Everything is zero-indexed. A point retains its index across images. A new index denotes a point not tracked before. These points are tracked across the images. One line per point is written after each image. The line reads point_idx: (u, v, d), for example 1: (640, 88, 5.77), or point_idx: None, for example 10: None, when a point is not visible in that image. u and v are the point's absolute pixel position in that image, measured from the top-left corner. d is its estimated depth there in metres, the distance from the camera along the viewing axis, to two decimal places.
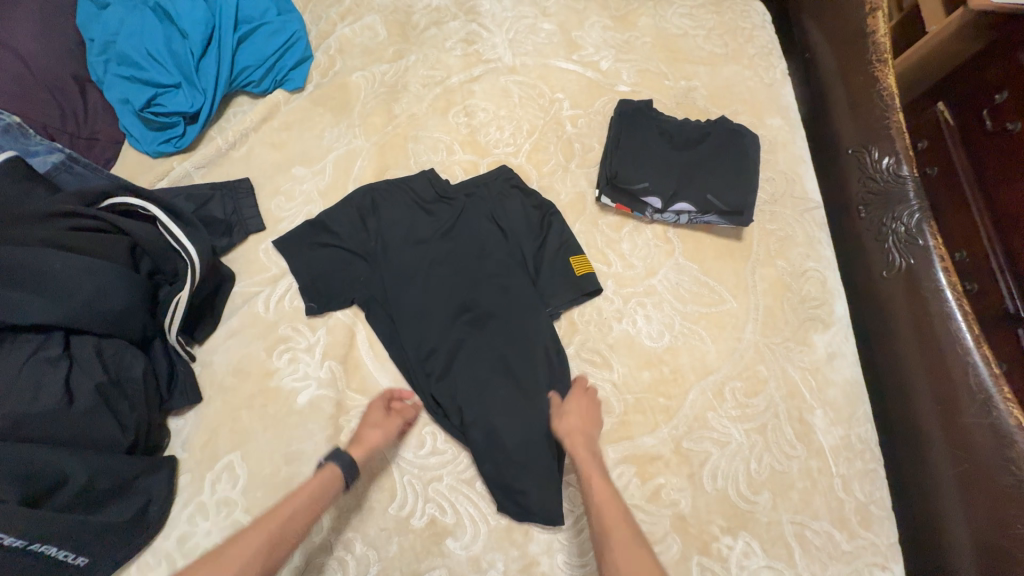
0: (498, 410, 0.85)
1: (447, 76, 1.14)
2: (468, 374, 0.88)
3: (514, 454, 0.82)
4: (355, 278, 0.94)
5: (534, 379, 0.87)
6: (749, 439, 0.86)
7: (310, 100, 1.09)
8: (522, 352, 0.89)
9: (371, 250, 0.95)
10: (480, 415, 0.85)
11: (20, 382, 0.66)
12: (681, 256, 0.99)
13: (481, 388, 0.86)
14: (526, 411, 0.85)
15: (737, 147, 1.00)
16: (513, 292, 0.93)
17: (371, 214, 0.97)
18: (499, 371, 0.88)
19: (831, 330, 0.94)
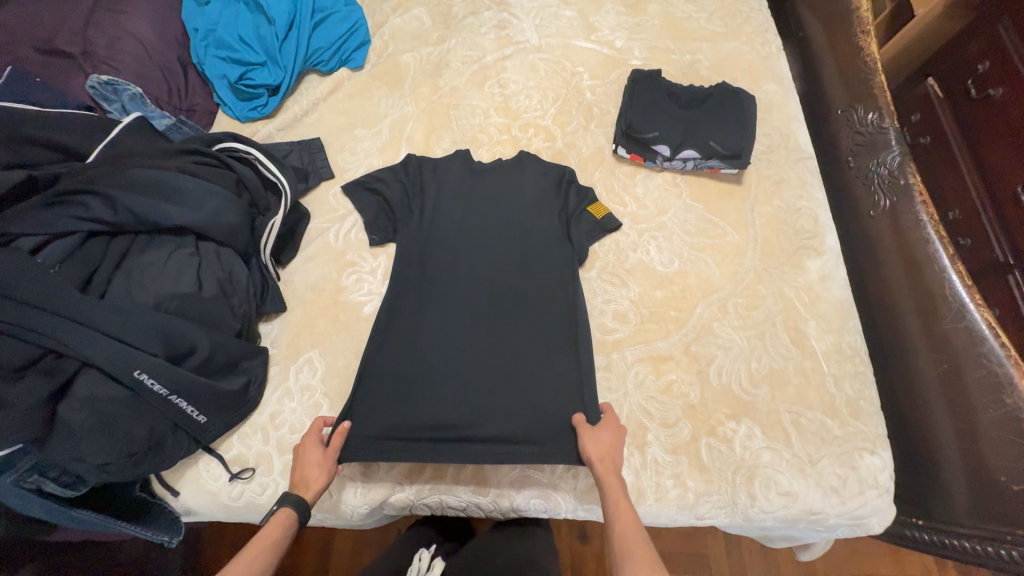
0: (527, 351, 0.97)
1: (483, 55, 1.33)
2: (498, 323, 1.00)
3: (540, 388, 0.94)
4: (399, 221, 1.09)
5: (560, 325, 0.99)
6: (750, 343, 0.99)
7: (368, 76, 1.29)
8: (549, 304, 1.01)
9: (411, 210, 1.09)
10: (511, 356, 0.97)
11: (167, 271, 0.85)
12: (688, 198, 1.14)
13: (518, 339, 0.98)
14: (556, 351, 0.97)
15: (735, 105, 1.16)
16: (541, 260, 1.05)
17: (411, 177, 1.11)
18: (527, 320, 1.00)
19: (823, 257, 1.08)
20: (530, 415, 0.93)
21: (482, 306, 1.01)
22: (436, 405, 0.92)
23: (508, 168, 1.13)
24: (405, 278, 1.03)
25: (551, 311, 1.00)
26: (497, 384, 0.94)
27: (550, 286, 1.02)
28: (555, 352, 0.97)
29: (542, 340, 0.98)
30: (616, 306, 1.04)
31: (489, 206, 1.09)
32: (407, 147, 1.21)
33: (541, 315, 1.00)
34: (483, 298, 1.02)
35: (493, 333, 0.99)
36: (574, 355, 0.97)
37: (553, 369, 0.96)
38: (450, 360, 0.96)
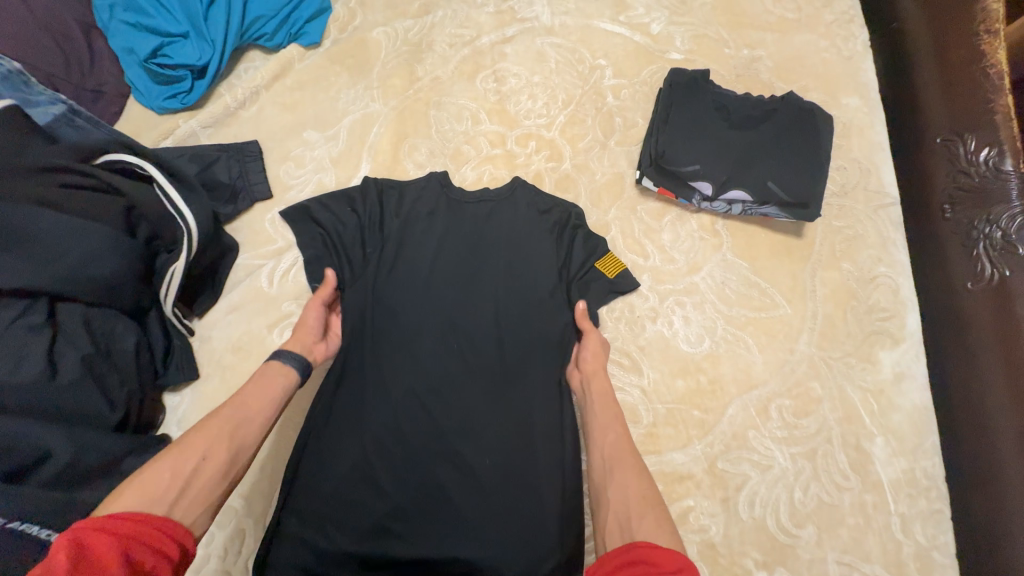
0: (507, 457, 0.76)
1: (477, 35, 1.02)
2: (472, 416, 0.77)
3: (520, 508, 0.74)
4: (337, 273, 0.80)
5: (549, 424, 0.78)
6: (795, 464, 0.75)
7: (326, 58, 1.00)
8: (538, 395, 0.78)
9: (365, 258, 0.80)
10: (487, 462, 0.75)
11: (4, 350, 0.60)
12: (729, 251, 0.87)
13: (496, 439, 0.77)
14: (543, 460, 0.76)
15: (809, 129, 0.86)
16: (533, 338, 0.80)
17: (366, 213, 0.82)
18: (509, 415, 0.78)
19: (900, 347, 0.82)
20: (507, 545, 0.72)
21: (451, 398, 0.78)
22: (387, 531, 0.73)
23: (497, 199, 0.84)
24: (354, 357, 0.79)
25: (537, 408, 0.78)
26: (466, 504, 0.74)
27: (542, 371, 0.79)
28: (538, 465, 0.76)
29: (523, 447, 0.76)
30: (624, 397, 0.80)
31: (467, 256, 0.82)
32: (370, 159, 0.94)
33: (526, 412, 0.78)
34: (453, 386, 0.78)
35: (462, 435, 0.76)
36: (560, 468, 0.76)
37: (539, 484, 0.75)
38: (407, 472, 0.75)
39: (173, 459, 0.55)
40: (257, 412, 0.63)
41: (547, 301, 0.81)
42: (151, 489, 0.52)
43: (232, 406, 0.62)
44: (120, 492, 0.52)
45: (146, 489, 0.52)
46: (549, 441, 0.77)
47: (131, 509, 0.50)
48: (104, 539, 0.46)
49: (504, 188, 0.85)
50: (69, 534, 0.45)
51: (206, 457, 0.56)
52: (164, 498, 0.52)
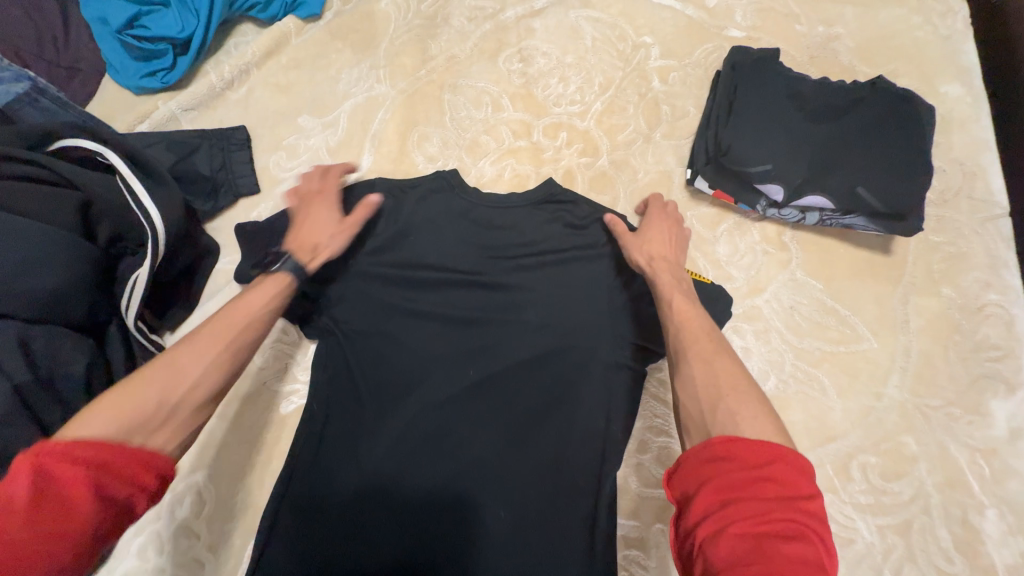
0: (529, 519, 0.61)
1: (500, 8, 0.88)
2: (489, 463, 0.63)
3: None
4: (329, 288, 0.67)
5: (585, 482, 0.62)
6: (884, 540, 0.61)
7: (326, 33, 0.86)
8: (571, 445, 0.63)
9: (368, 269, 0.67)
10: (504, 522, 0.61)
11: None
12: (800, 269, 0.72)
13: (517, 496, 0.62)
14: (574, 527, 0.61)
15: (908, 122, 0.69)
16: (563, 376, 0.65)
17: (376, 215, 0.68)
18: (535, 465, 0.63)
19: (1017, 396, 0.66)
20: None
21: (462, 447, 0.64)
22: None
23: (527, 202, 0.69)
24: (346, 392, 0.66)
25: (564, 465, 0.63)
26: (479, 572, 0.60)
27: (577, 416, 0.64)
28: (563, 536, 0.61)
29: (546, 513, 0.62)
30: (667, 443, 0.68)
31: (490, 269, 0.68)
32: (372, 150, 0.81)
33: (551, 468, 0.63)
34: (464, 431, 0.64)
35: (475, 494, 0.62)
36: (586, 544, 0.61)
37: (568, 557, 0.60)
38: (405, 539, 0.61)
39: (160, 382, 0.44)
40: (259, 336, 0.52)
41: (589, 328, 0.65)
42: (130, 412, 0.42)
43: (240, 316, 0.51)
44: (90, 410, 0.42)
45: (126, 413, 0.42)
46: (578, 508, 0.62)
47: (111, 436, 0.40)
48: (60, 479, 0.36)
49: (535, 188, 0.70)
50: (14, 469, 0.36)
51: (206, 380, 0.47)
52: (142, 429, 0.42)
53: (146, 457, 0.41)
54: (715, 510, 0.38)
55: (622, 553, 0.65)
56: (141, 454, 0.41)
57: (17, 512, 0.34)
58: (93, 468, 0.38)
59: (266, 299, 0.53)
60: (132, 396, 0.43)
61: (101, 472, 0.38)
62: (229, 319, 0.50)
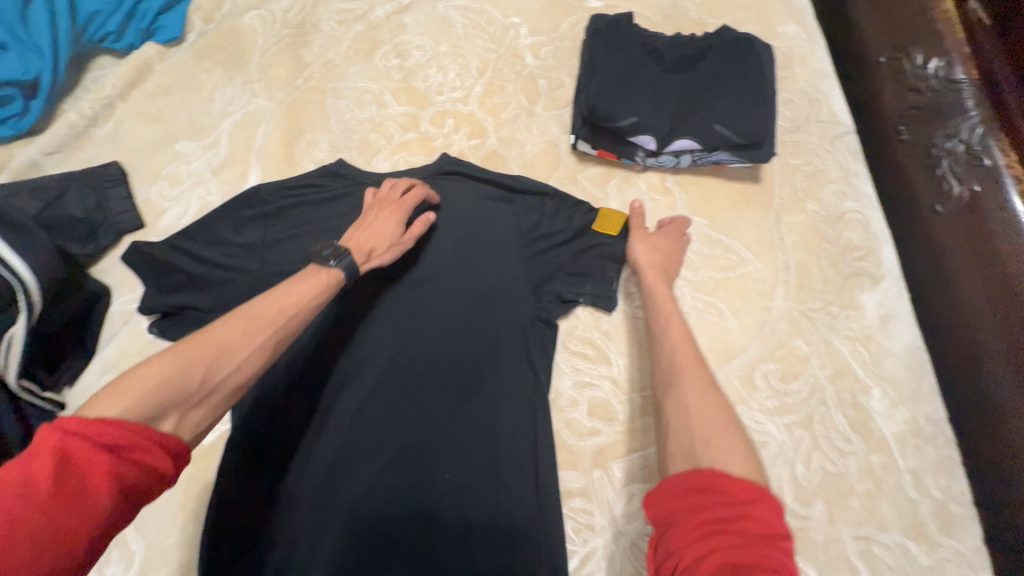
0: (467, 450, 0.66)
1: (370, 9, 0.89)
2: (422, 409, 0.68)
3: (489, 503, 0.64)
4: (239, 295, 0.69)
5: (514, 408, 0.68)
6: (793, 436, 0.67)
7: (191, 54, 0.84)
8: (498, 376, 0.69)
9: (276, 259, 0.72)
10: (443, 459, 0.66)
11: None
12: (685, 210, 0.78)
13: (452, 431, 0.67)
14: (516, 448, 0.66)
15: (748, 61, 0.77)
16: (483, 330, 0.70)
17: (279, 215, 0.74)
18: (465, 401, 0.68)
19: (881, 286, 0.74)
20: (477, 548, 0.62)
21: (401, 413, 0.67)
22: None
23: (421, 177, 0.77)
24: (278, 386, 0.67)
25: (499, 410, 0.67)
26: (424, 508, 0.64)
27: (498, 350, 0.70)
28: (512, 477, 0.65)
29: (493, 459, 0.66)
30: (594, 393, 0.71)
31: None
32: (259, 164, 0.79)
33: (486, 414, 0.67)
34: (401, 397, 0.68)
35: (420, 456, 0.66)
36: (534, 482, 0.65)
37: (508, 474, 0.65)
38: (349, 495, 0.64)
39: (218, 343, 0.45)
40: (300, 317, 0.52)
41: (498, 272, 0.72)
42: (178, 383, 0.42)
43: (289, 300, 0.52)
44: (135, 372, 0.41)
45: (172, 391, 0.41)
46: (517, 444, 0.66)
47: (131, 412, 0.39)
48: (84, 446, 0.37)
49: (432, 164, 0.79)
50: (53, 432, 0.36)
51: (243, 367, 0.46)
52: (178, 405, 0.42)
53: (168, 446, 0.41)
54: (698, 535, 0.39)
55: (567, 504, 0.66)
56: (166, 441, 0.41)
57: (35, 486, 0.34)
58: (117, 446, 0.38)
59: (310, 296, 0.53)
60: (179, 369, 0.42)
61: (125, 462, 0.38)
62: (278, 308, 0.51)
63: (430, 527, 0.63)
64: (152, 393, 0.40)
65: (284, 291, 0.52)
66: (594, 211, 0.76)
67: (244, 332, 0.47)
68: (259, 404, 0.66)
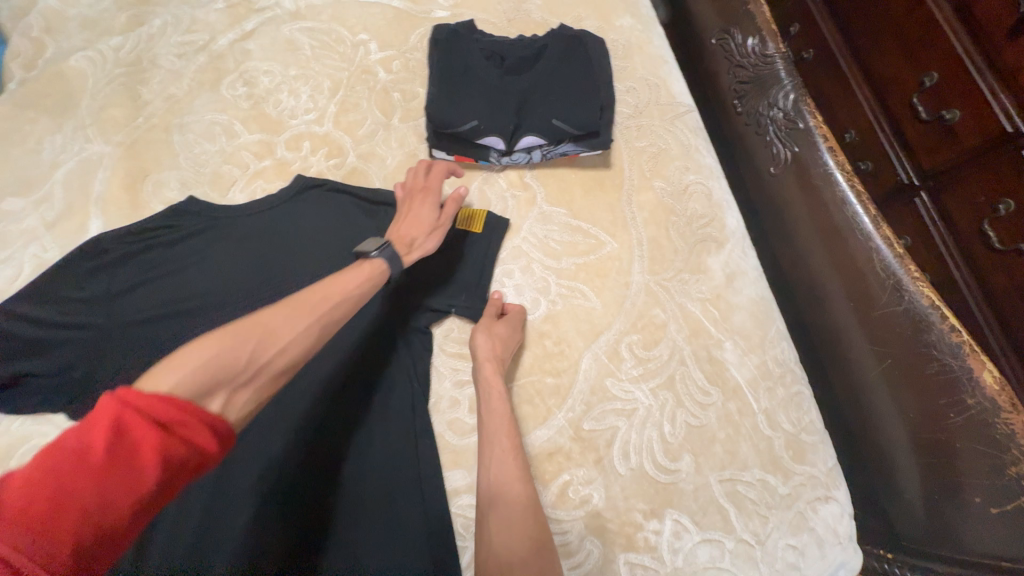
0: (354, 463, 0.67)
1: (211, 38, 0.87)
2: (301, 433, 0.67)
3: (381, 511, 0.66)
4: (89, 352, 0.67)
5: (397, 414, 0.70)
6: (658, 398, 0.72)
7: (12, 104, 0.79)
8: (381, 385, 0.71)
9: (127, 307, 0.69)
10: (330, 478, 0.66)
11: None
12: (544, 202, 0.82)
13: (337, 448, 0.67)
14: (402, 453, 0.68)
15: (581, 57, 0.82)
16: (354, 349, 0.71)
17: (128, 263, 0.72)
18: (348, 416, 0.69)
19: (726, 248, 0.81)
20: (374, 559, 0.63)
21: (278, 451, 0.66)
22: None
23: (279, 203, 0.77)
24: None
25: (380, 428, 0.69)
26: (312, 532, 0.63)
27: (375, 362, 0.72)
28: (398, 489, 0.67)
29: (378, 479, 0.67)
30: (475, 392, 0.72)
31: (256, 267, 0.73)
32: (100, 211, 0.75)
33: (370, 424, 0.69)
34: (273, 439, 0.66)
35: (299, 493, 0.64)
36: (419, 491, 0.67)
37: (396, 479, 0.67)
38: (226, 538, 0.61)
39: (264, 324, 0.48)
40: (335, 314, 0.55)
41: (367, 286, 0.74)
42: (220, 363, 0.43)
43: (334, 285, 0.56)
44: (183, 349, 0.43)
45: (210, 369, 0.42)
46: (403, 449, 0.68)
47: (197, 376, 0.41)
48: (135, 422, 0.37)
49: (289, 188, 0.79)
50: (105, 400, 0.37)
51: (286, 347, 0.49)
52: (228, 382, 0.43)
53: (214, 425, 0.41)
54: None
55: (454, 502, 0.67)
56: (211, 421, 0.41)
57: (90, 460, 0.35)
58: (157, 426, 0.38)
59: (354, 286, 0.58)
60: (218, 348, 0.43)
61: (172, 447, 0.38)
62: (319, 295, 0.54)
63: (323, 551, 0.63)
64: (205, 369, 0.42)
65: (331, 280, 0.57)
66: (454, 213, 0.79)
67: (287, 316, 0.50)
68: None
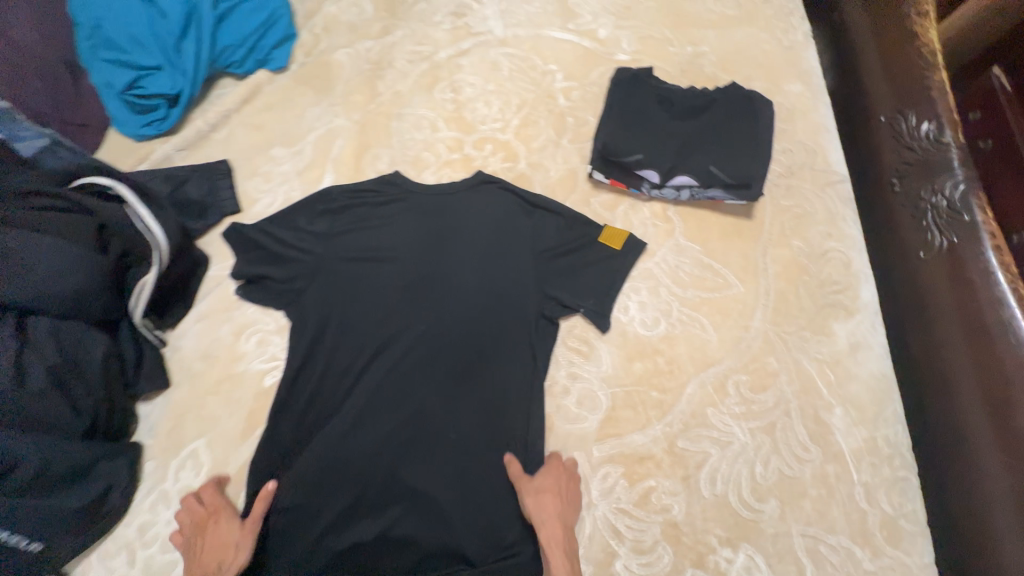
0: (475, 416, 0.80)
1: (435, 51, 1.09)
2: (441, 379, 0.81)
3: (490, 461, 0.78)
4: (306, 272, 0.87)
5: (518, 385, 0.81)
6: (755, 439, 0.76)
7: (293, 80, 1.06)
8: (509, 357, 0.82)
9: (337, 245, 0.89)
10: (456, 422, 0.79)
11: None
12: (682, 236, 0.90)
13: (465, 399, 0.80)
14: (517, 419, 0.80)
15: (747, 115, 0.89)
16: (495, 322, 0.84)
17: (342, 213, 0.92)
18: (478, 377, 0.81)
19: (855, 318, 0.83)
20: (478, 496, 0.76)
21: (421, 387, 0.81)
22: (362, 526, 0.75)
23: (460, 189, 0.93)
24: (329, 348, 0.84)
25: (502, 391, 0.81)
26: (434, 459, 0.78)
27: (507, 338, 0.83)
28: (507, 446, 0.78)
29: (492, 433, 0.79)
30: (585, 385, 0.82)
31: (435, 237, 0.90)
32: (333, 169, 0.99)
33: (494, 388, 0.81)
34: (420, 376, 0.82)
35: (430, 426, 0.79)
36: (524, 451, 0.78)
37: (506, 440, 0.79)
38: (375, 441, 0.78)
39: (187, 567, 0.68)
40: (229, 531, 0.70)
41: (518, 271, 0.86)
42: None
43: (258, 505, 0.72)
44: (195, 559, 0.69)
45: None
46: (518, 417, 0.79)
47: None
48: None
49: (470, 179, 0.96)
50: None
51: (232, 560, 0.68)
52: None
53: None
54: None
55: None
56: None
57: None
58: None
59: (222, 537, 0.70)
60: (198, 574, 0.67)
61: None
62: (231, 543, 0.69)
63: (438, 477, 0.77)
64: None
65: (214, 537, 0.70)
66: (600, 227, 0.90)
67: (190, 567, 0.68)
68: (311, 362, 0.83)
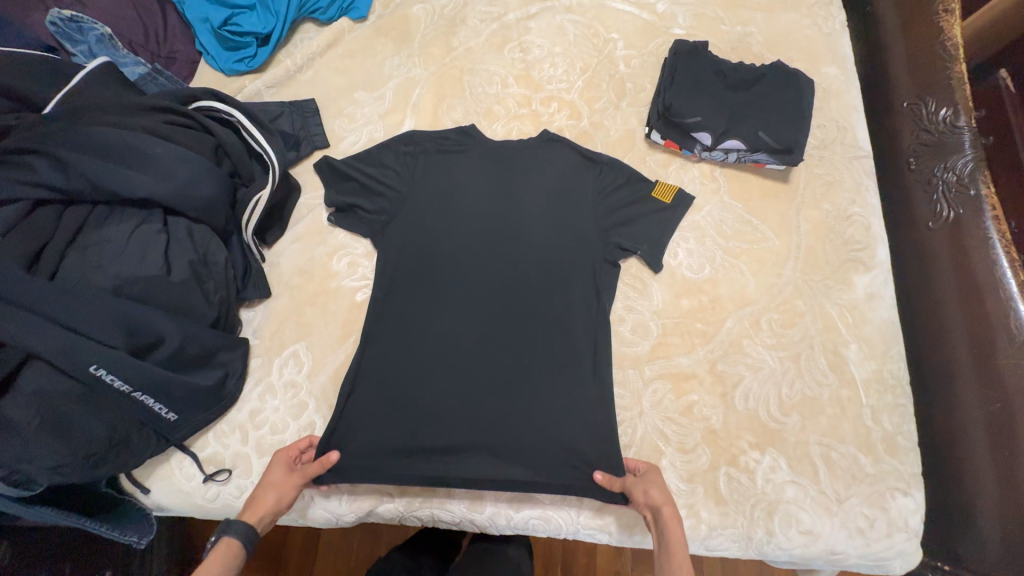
0: (542, 348, 0.89)
1: (504, 12, 1.17)
2: (512, 315, 0.90)
3: (556, 386, 0.87)
4: (388, 213, 0.95)
5: (580, 323, 0.90)
6: (783, 365, 0.89)
7: (372, 30, 1.13)
8: (573, 298, 0.91)
9: (415, 190, 0.96)
10: (526, 353, 0.89)
11: (136, 262, 0.76)
12: (727, 195, 1.02)
13: (533, 334, 0.89)
14: (579, 351, 0.89)
15: (793, 89, 1.00)
16: (561, 267, 0.93)
17: (417, 160, 0.98)
18: (544, 315, 0.90)
19: (872, 272, 0.96)
20: (544, 416, 0.86)
21: (493, 321, 0.90)
22: (445, 440, 0.84)
23: (528, 146, 0.99)
24: (410, 281, 0.92)
25: (568, 327, 0.90)
26: (505, 383, 0.87)
27: (572, 283, 0.92)
28: (571, 373, 0.88)
29: (557, 361, 0.88)
30: (638, 316, 0.94)
31: (506, 188, 0.97)
32: (413, 115, 1.07)
33: (559, 325, 0.90)
34: (493, 311, 0.91)
35: (502, 355, 0.88)
36: (589, 374, 0.88)
37: (570, 369, 0.88)
38: (452, 365, 0.88)
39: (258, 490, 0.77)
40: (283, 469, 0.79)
41: (582, 223, 0.94)
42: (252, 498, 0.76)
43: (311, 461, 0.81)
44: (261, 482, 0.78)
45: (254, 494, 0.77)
46: (580, 348, 0.89)
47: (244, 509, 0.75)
48: None
49: (536, 137, 1.01)
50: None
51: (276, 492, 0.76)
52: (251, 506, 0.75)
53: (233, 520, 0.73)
54: None
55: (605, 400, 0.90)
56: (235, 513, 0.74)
57: None
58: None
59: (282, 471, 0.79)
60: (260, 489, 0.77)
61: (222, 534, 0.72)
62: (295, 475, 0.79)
63: (510, 397, 0.86)
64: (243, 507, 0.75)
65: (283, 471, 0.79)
66: (652, 183, 0.98)
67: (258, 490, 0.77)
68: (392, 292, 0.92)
